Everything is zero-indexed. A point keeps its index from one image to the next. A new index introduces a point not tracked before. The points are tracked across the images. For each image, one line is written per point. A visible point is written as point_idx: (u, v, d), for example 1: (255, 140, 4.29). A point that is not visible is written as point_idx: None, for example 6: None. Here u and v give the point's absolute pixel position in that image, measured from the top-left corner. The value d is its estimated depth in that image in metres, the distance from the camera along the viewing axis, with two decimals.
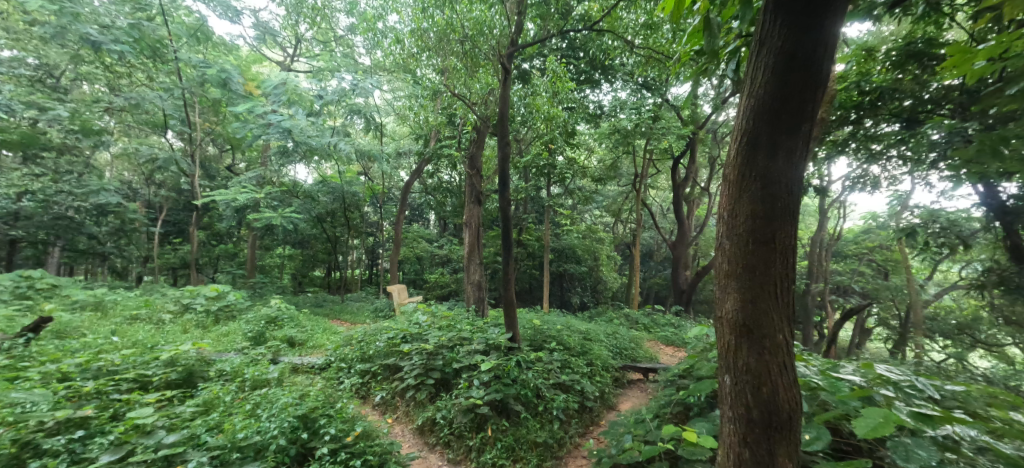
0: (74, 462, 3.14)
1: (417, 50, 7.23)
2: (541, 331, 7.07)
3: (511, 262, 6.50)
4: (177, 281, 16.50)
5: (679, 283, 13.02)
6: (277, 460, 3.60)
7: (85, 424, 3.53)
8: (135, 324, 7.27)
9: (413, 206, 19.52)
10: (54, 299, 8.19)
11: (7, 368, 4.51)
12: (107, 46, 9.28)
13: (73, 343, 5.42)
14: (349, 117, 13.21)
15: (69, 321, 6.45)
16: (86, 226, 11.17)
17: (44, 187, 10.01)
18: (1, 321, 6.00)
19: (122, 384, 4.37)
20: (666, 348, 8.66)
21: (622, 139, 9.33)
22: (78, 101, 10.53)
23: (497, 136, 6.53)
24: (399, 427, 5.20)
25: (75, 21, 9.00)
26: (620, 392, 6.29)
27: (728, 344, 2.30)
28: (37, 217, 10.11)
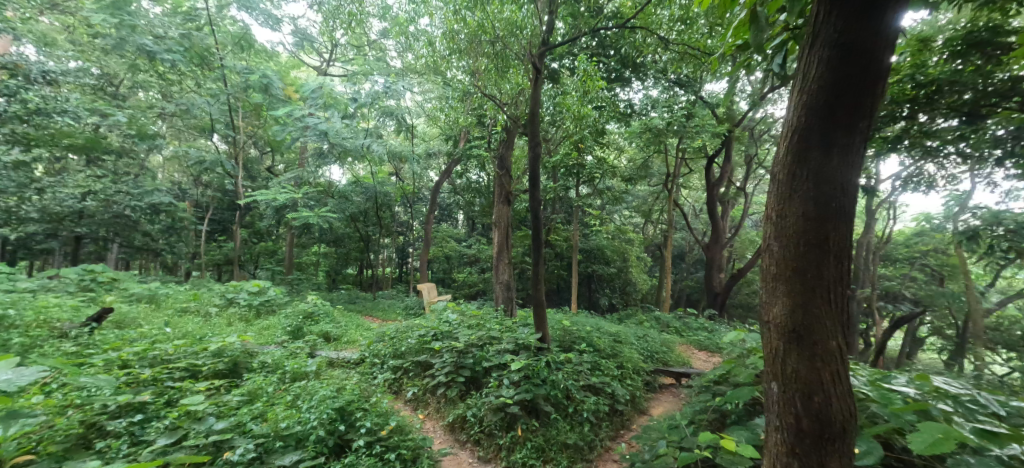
0: (134, 443, 3.31)
1: (448, 52, 7.36)
2: (570, 332, 7.03)
3: (541, 262, 6.46)
4: (221, 276, 17.25)
5: (714, 285, 12.68)
6: (317, 450, 3.70)
7: (142, 409, 3.73)
8: (185, 316, 7.64)
9: (442, 206, 19.78)
10: (114, 291, 8.68)
11: (74, 354, 4.80)
12: (162, 56, 9.79)
13: (131, 332, 5.73)
14: (381, 119, 13.49)
15: (128, 312, 6.84)
16: (141, 225, 11.72)
17: (105, 188, 10.60)
18: (68, 310, 6.41)
19: (175, 372, 4.59)
20: (699, 352, 8.44)
21: (655, 137, 9.15)
22: (134, 108, 11.26)
23: (528, 136, 6.53)
24: (431, 423, 5.26)
25: (131, 31, 9.51)
26: (652, 396, 6.16)
27: (776, 349, 2.21)
28: (99, 215, 10.71)
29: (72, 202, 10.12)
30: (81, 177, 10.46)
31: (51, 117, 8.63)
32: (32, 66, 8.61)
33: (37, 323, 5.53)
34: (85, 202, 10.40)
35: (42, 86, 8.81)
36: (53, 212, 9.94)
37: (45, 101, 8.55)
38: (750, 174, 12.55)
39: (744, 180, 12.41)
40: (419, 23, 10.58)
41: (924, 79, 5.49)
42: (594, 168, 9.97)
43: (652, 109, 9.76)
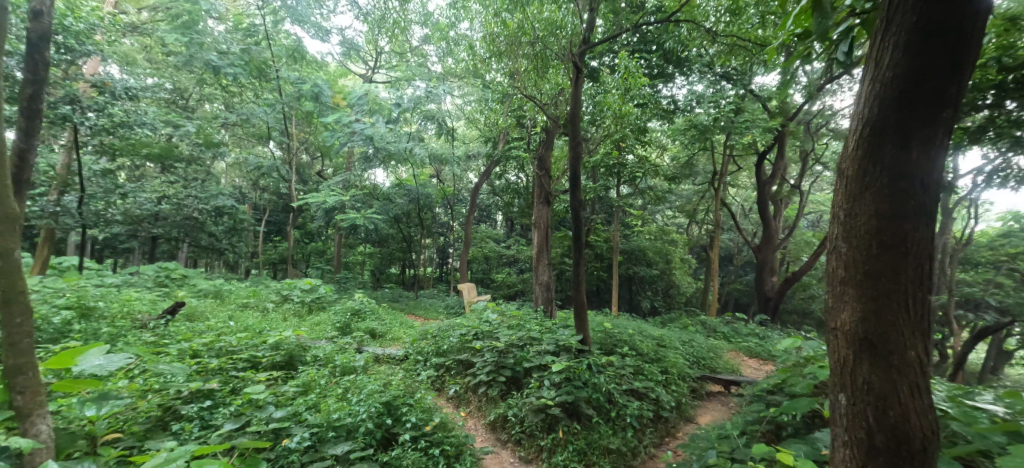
0: (204, 426, 3.49)
1: (488, 55, 7.43)
2: (612, 334, 6.90)
3: (581, 263, 6.37)
4: (276, 274, 18.15)
5: (765, 289, 12.12)
6: (366, 442, 3.77)
7: (211, 396, 3.93)
8: (246, 310, 8.06)
9: (481, 206, 19.99)
10: (185, 287, 9.27)
11: (154, 343, 5.14)
12: (225, 70, 10.37)
13: (200, 325, 6.09)
14: (423, 123, 13.73)
15: (197, 306, 7.28)
16: (207, 226, 12.44)
17: (178, 193, 11.45)
18: (148, 303, 6.89)
19: (239, 362, 4.84)
20: (749, 360, 8.07)
21: (700, 135, 8.82)
22: (203, 118, 12.12)
23: (569, 136, 6.44)
24: (472, 421, 5.28)
25: (200, 49, 10.12)
26: (698, 403, 5.94)
27: (845, 358, 2.06)
28: (172, 217, 11.47)
29: (151, 206, 10.83)
30: (156, 183, 11.26)
31: (133, 129, 8.88)
32: (117, 84, 8.76)
33: (121, 314, 5.96)
34: (161, 205, 11.21)
35: (126, 103, 8.93)
36: (134, 215, 10.43)
37: (128, 114, 8.78)
38: (806, 171, 11.90)
39: (800, 177, 11.75)
40: (460, 28, 10.72)
41: (1012, 62, 4.97)
42: (636, 168, 9.74)
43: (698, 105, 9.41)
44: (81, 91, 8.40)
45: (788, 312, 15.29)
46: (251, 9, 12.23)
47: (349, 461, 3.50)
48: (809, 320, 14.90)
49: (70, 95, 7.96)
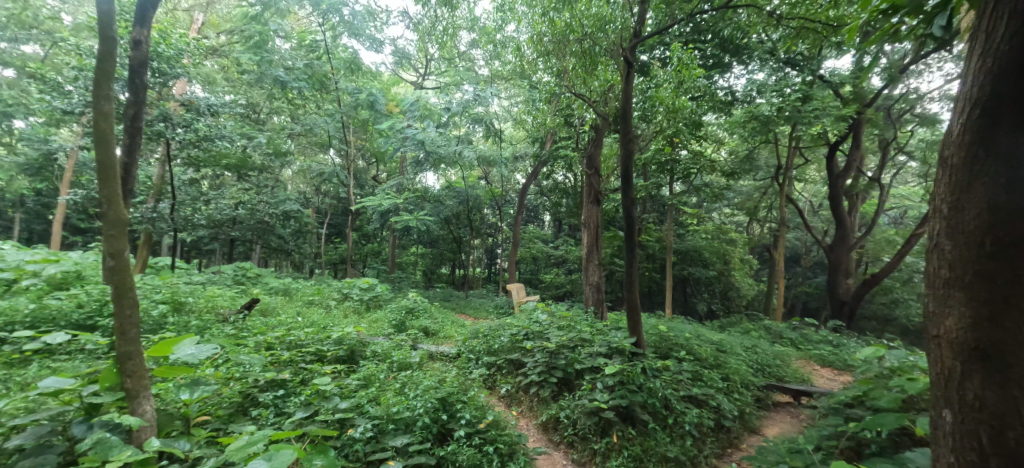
0: (278, 414, 3.68)
1: (535, 55, 7.38)
2: (667, 338, 6.66)
3: (634, 264, 6.18)
4: (337, 274, 19.07)
5: (839, 292, 11.29)
6: (423, 436, 3.83)
7: (284, 385, 4.13)
8: (312, 307, 8.49)
9: (529, 207, 20.04)
10: (259, 285, 9.92)
11: (234, 335, 5.50)
12: (291, 84, 11.25)
13: (273, 319, 6.46)
14: (472, 126, 13.90)
15: (270, 303, 7.75)
16: (276, 228, 13.15)
17: (252, 199, 12.24)
18: (228, 299, 7.40)
19: (307, 356, 5.09)
20: (822, 369, 7.52)
21: (763, 127, 8.35)
22: (272, 130, 12.98)
23: (620, 133, 6.28)
24: (525, 421, 5.26)
25: (270, 66, 11.12)
26: (764, 414, 5.60)
27: (951, 370, 1.86)
28: (247, 221, 12.10)
29: (229, 210, 11.48)
30: (233, 191, 12.12)
31: (215, 142, 9.55)
32: (202, 101, 9.39)
33: (207, 309, 6.41)
34: (238, 211, 11.85)
35: (209, 119, 9.52)
36: (216, 220, 11.13)
37: (211, 129, 9.43)
38: (887, 162, 10.97)
39: (880, 169, 10.78)
40: (507, 31, 10.86)
41: None
42: (691, 164, 9.34)
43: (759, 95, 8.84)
44: (172, 109, 9.17)
45: (865, 318, 14.18)
46: (312, 25, 12.92)
47: (406, 454, 3.59)
48: (890, 326, 13.71)
49: (163, 114, 8.72)
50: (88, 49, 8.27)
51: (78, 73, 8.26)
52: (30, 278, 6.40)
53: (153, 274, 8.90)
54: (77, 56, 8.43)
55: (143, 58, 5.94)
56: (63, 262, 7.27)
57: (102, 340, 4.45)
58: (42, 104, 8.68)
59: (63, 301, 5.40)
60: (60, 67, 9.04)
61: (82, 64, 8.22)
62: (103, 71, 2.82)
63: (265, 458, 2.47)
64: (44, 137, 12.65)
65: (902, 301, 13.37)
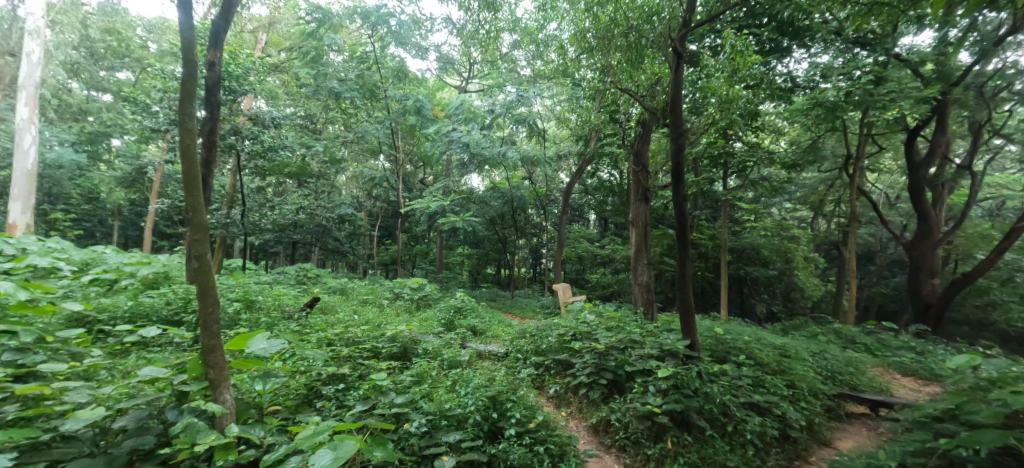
0: (339, 406, 3.84)
1: (579, 52, 7.29)
2: (724, 341, 6.40)
3: (687, 264, 5.97)
4: (389, 275, 19.76)
5: (922, 293, 10.44)
6: (475, 433, 3.88)
7: (343, 379, 4.30)
8: (366, 305, 8.82)
9: (574, 206, 19.86)
10: (319, 284, 10.43)
11: (298, 332, 5.79)
12: (345, 94, 12.12)
13: (332, 317, 6.75)
14: (515, 127, 13.95)
15: (329, 301, 8.11)
16: (333, 231, 13.77)
17: (311, 204, 12.87)
18: (292, 298, 7.83)
19: (364, 352, 5.28)
20: (901, 377, 6.96)
21: (829, 114, 7.77)
22: (328, 139, 13.64)
23: (670, 128, 6.09)
24: (574, 422, 5.23)
25: (326, 79, 12.13)
26: (836, 426, 5.26)
27: None
28: (307, 225, 12.80)
29: (292, 215, 12.25)
30: (294, 197, 12.83)
31: (276, 152, 10.10)
32: (266, 114, 10.01)
33: (274, 306, 6.80)
34: (299, 215, 12.56)
35: (272, 130, 10.14)
36: (281, 224, 11.88)
37: (274, 139, 10.00)
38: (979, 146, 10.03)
39: (970, 155, 9.99)
40: (549, 29, 11.15)
41: None
42: (746, 156, 8.73)
43: (824, 79, 8.36)
44: (241, 124, 9.80)
45: (954, 323, 12.96)
46: (362, 37, 13.47)
47: (460, 450, 3.63)
48: (986, 332, 12.56)
49: (235, 128, 9.31)
50: (170, 72, 9.05)
51: (162, 95, 9.04)
52: (128, 278, 7.06)
53: (227, 275, 9.57)
54: (161, 79, 9.23)
55: (217, 76, 6.57)
56: (153, 265, 7.97)
57: (187, 334, 4.84)
58: (135, 124, 9.61)
59: (155, 299, 5.91)
60: (147, 89, 9.96)
61: (167, 86, 9.01)
62: (187, 91, 3.11)
63: (330, 448, 2.56)
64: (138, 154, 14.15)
65: (999, 303, 12.11)
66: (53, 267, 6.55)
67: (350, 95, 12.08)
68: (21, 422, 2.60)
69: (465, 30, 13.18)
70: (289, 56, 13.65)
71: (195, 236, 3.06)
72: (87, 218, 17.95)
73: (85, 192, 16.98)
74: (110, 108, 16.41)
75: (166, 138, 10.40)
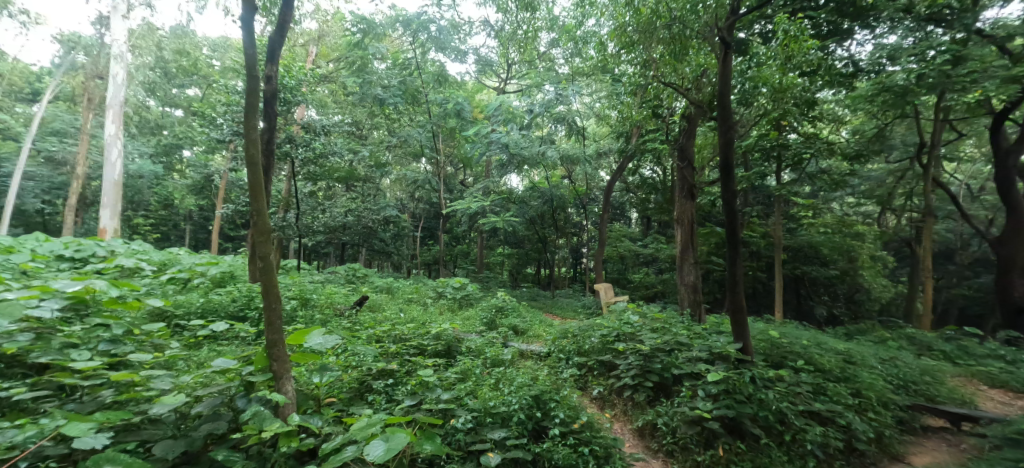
0: (390, 400, 3.94)
1: (619, 48, 7.18)
2: (779, 345, 6.10)
3: (738, 264, 5.74)
4: (432, 274, 20.19)
5: (1010, 295, 9.53)
6: (519, 432, 3.87)
7: (392, 375, 4.39)
8: (411, 304, 9.01)
9: (615, 205, 19.52)
10: (367, 283, 10.77)
11: (349, 328, 5.99)
12: (388, 101, 12.60)
13: (379, 315, 6.93)
14: (554, 125, 13.82)
15: (377, 300, 8.33)
16: (378, 233, 14.19)
17: (358, 206, 13.31)
18: (343, 296, 8.12)
19: (410, 349, 5.38)
20: (987, 389, 6.36)
21: (901, 98, 7.36)
22: (373, 144, 14.10)
23: (718, 121, 5.86)
24: (619, 425, 5.13)
25: (370, 86, 12.65)
26: (909, 440, 4.88)
27: None
28: (355, 226, 13.25)
29: (341, 217, 12.72)
30: (343, 200, 13.31)
31: (327, 158, 10.53)
32: (317, 123, 10.46)
33: (327, 304, 7.07)
34: (347, 217, 13.01)
35: (323, 137, 10.58)
36: (331, 226, 12.38)
37: (324, 146, 10.42)
38: None
39: None
40: (587, 26, 11.12)
41: None
42: (802, 148, 8.28)
43: (891, 60, 7.64)
44: (295, 132, 10.27)
45: None
46: (404, 44, 13.77)
47: (505, 448, 3.64)
48: None
49: (290, 136, 9.78)
50: (233, 86, 9.63)
51: (227, 108, 9.58)
52: (199, 277, 7.54)
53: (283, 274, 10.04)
54: (225, 94, 9.84)
55: (273, 89, 6.93)
56: (220, 265, 8.49)
57: (252, 328, 5.13)
58: (203, 136, 10.33)
59: (222, 296, 6.29)
60: (214, 104, 10.67)
61: (229, 99, 9.61)
62: (252, 102, 3.30)
63: (382, 439, 2.61)
64: (206, 164, 15.24)
65: None
66: (136, 267, 7.13)
67: (393, 100, 12.50)
68: (115, 405, 2.86)
69: (503, 31, 13.26)
70: (337, 66, 14.33)
71: (260, 239, 3.21)
72: (163, 222, 19.56)
73: (161, 198, 18.49)
74: (181, 122, 17.75)
75: (230, 148, 11.07)
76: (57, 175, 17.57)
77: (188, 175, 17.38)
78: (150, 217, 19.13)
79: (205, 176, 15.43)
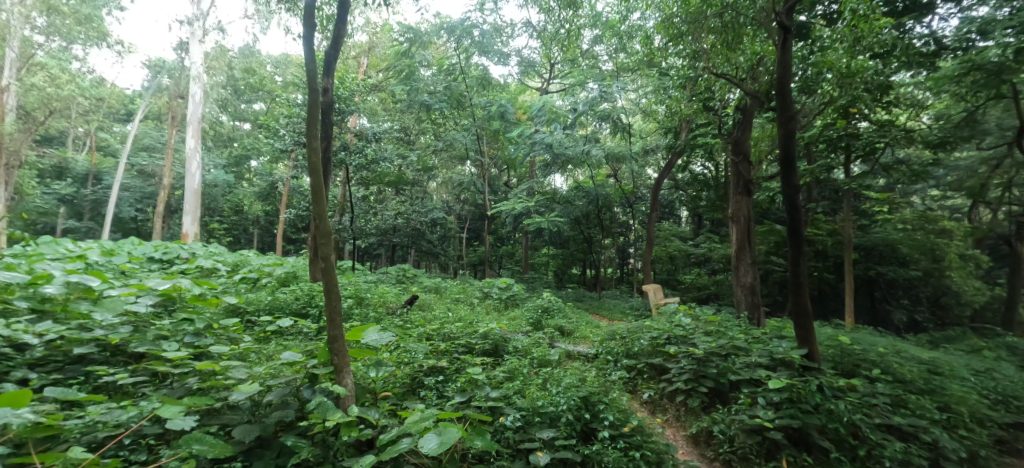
0: (440, 396, 3.90)
1: (666, 41, 6.89)
2: (851, 352, 5.59)
3: (802, 263, 5.32)
4: (478, 275, 20.38)
5: None
6: (567, 433, 3.71)
7: (442, 372, 4.37)
8: (458, 303, 9.04)
9: (664, 203, 18.93)
10: (416, 283, 10.95)
11: (401, 326, 6.06)
12: (435, 106, 12.84)
13: (428, 314, 6.96)
14: (598, 123, 13.31)
15: (426, 299, 8.42)
16: (426, 234, 14.41)
17: (407, 209, 13.59)
18: (395, 295, 8.26)
19: (460, 347, 5.35)
20: None
21: (992, 75, 6.41)
22: (421, 148, 14.38)
23: (778, 111, 5.45)
24: (671, 431, 4.85)
25: (417, 93, 12.95)
26: (1011, 461, 4.30)
27: None
28: (404, 228, 13.56)
29: (391, 219, 13.05)
30: (393, 203, 13.65)
31: (379, 164, 10.83)
32: (370, 130, 10.82)
33: (380, 302, 7.20)
34: (397, 219, 13.33)
35: (375, 144, 10.90)
36: (382, 228, 12.74)
37: (375, 152, 10.70)
38: None
39: None
40: (633, 21, 10.87)
41: None
42: (875, 136, 7.51)
43: (983, 36, 6.97)
44: (349, 140, 10.65)
45: None
46: (449, 51, 13.95)
47: (554, 448, 3.50)
48: None
49: (345, 144, 10.18)
50: (293, 99, 10.08)
51: (288, 120, 10.02)
52: (267, 277, 7.89)
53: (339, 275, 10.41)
54: (287, 106, 10.29)
55: (330, 100, 7.14)
56: (285, 266, 8.90)
57: (315, 324, 5.22)
58: (269, 146, 10.97)
59: (287, 295, 6.55)
60: (276, 116, 11.25)
61: (291, 112, 10.03)
62: (314, 105, 3.41)
63: (435, 433, 2.58)
64: (271, 173, 16.11)
65: None
66: (213, 267, 7.60)
67: (439, 106, 12.72)
68: (200, 391, 3.09)
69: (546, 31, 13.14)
70: (386, 75, 14.78)
71: (323, 241, 3.27)
72: (235, 227, 20.96)
73: (232, 204, 19.83)
74: (248, 134, 18.97)
75: (291, 157, 11.62)
76: (147, 185, 19.36)
77: (255, 183, 18.52)
78: (223, 222, 20.55)
79: (269, 183, 16.33)
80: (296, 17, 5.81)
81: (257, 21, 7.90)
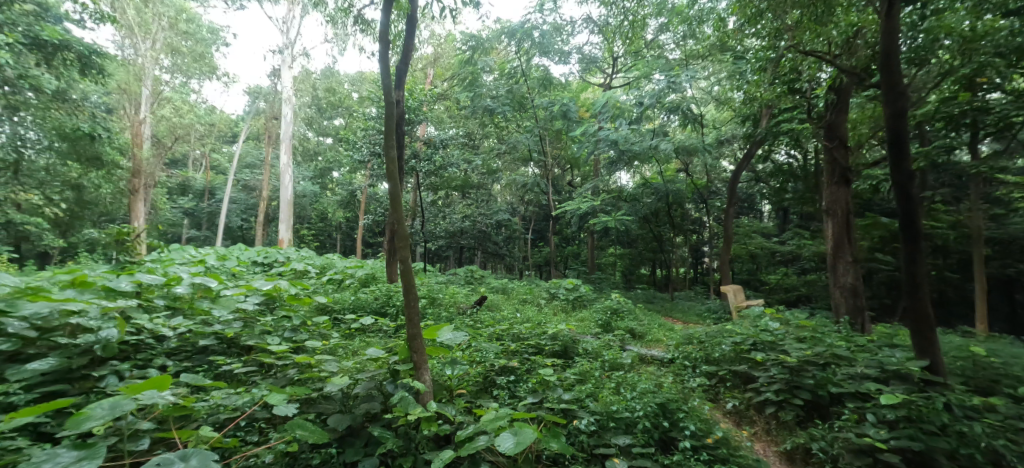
0: (511, 396, 3.68)
1: (744, 20, 6.21)
2: (988, 362, 4.66)
3: (921, 260, 4.50)
4: (544, 275, 20.15)
5: None
6: (645, 441, 3.32)
7: (513, 372, 4.14)
8: (525, 305, 8.82)
9: (743, 197, 17.59)
10: (484, 284, 10.90)
11: (472, 326, 5.93)
12: (498, 110, 12.76)
13: (497, 314, 6.79)
14: (666, 116, 12.46)
15: (494, 300, 8.27)
16: (490, 235, 14.38)
17: (476, 210, 13.67)
18: (464, 296, 8.21)
19: (529, 348, 5.10)
20: None
21: None
22: (484, 151, 14.35)
23: (886, 84, 4.63)
24: (761, 446, 4.28)
25: (480, 98, 12.95)
26: None
27: None
28: (469, 230, 13.64)
29: (458, 221, 13.21)
30: (461, 206, 13.77)
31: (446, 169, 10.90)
32: (438, 137, 10.93)
33: (451, 302, 7.15)
34: (465, 221, 13.44)
35: (441, 150, 10.98)
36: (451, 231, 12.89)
37: (444, 158, 10.77)
38: None
39: None
40: (703, 4, 10.13)
41: None
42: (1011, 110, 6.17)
43: None
44: (419, 147, 10.81)
45: None
46: (509, 54, 13.75)
47: (631, 456, 3.16)
48: None
49: (415, 153, 10.34)
50: (369, 112, 10.34)
51: (365, 132, 10.33)
52: (349, 278, 8.15)
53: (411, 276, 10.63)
54: (364, 121, 10.59)
55: (402, 110, 7.16)
56: (364, 268, 9.19)
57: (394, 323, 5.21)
58: (349, 158, 11.40)
59: (367, 295, 6.66)
60: (354, 130, 11.65)
61: (367, 124, 10.32)
62: (389, 103, 3.34)
63: (511, 432, 2.40)
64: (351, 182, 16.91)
65: None
66: (304, 270, 8.02)
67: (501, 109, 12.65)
68: (299, 381, 3.12)
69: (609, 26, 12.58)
70: (451, 83, 14.91)
71: (400, 242, 3.16)
72: (321, 233, 22.33)
73: (318, 212, 21.09)
74: (330, 149, 20.00)
75: (368, 167, 12.01)
76: (249, 198, 21.25)
77: (337, 192, 19.51)
78: (312, 229, 21.98)
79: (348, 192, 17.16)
80: (370, 37, 5.82)
81: (336, 43, 8.12)
